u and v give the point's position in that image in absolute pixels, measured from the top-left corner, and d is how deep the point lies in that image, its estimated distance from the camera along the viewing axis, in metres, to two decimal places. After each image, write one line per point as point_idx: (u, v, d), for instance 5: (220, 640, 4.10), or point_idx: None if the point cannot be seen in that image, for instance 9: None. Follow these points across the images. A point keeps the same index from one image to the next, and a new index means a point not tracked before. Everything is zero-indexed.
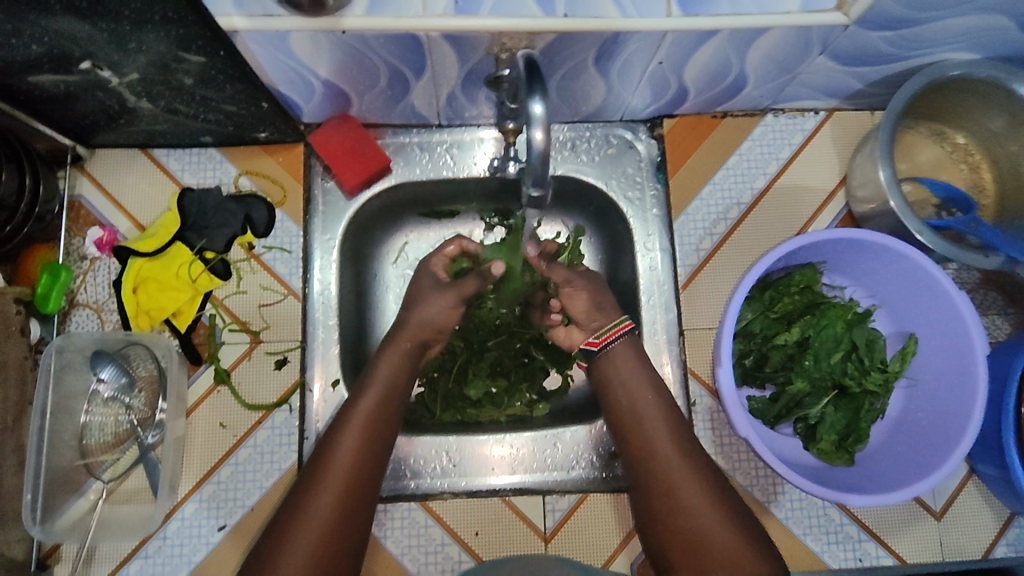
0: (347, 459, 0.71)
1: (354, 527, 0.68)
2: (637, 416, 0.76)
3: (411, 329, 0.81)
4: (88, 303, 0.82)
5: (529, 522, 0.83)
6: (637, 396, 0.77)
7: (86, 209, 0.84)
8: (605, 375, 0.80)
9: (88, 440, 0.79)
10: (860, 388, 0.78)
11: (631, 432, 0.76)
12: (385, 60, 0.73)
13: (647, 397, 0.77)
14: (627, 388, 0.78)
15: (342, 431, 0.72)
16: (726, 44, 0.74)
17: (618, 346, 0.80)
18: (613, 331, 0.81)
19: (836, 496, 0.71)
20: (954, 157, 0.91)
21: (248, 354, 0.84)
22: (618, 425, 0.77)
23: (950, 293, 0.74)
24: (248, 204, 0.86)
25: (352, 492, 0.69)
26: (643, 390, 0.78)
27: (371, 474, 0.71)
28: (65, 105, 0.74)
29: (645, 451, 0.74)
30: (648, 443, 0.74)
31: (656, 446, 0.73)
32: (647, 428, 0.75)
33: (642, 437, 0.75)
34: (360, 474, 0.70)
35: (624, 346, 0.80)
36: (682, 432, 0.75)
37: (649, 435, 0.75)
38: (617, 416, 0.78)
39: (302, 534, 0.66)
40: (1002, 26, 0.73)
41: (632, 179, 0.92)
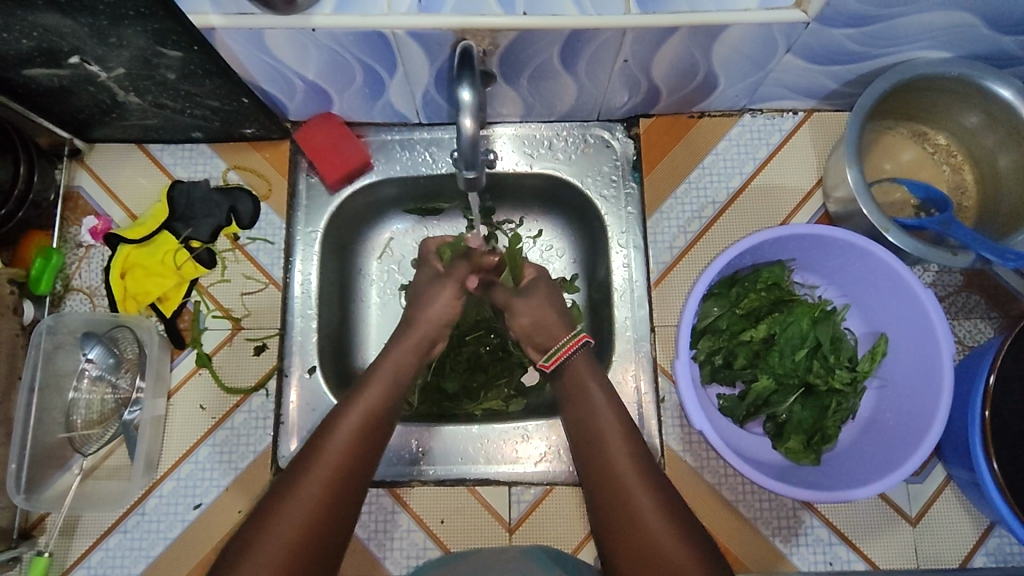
0: (349, 435, 0.71)
1: (348, 505, 0.68)
2: (596, 420, 0.73)
3: None
4: (81, 288, 0.87)
5: (493, 512, 0.83)
6: (595, 401, 0.74)
7: (83, 200, 0.89)
8: (563, 382, 0.78)
9: (75, 417, 0.83)
10: (826, 386, 0.78)
11: (589, 436, 0.72)
12: (358, 58, 0.76)
13: (605, 403, 0.74)
14: (586, 392, 0.76)
15: (347, 409, 0.73)
16: (688, 41, 0.75)
17: (574, 359, 0.78)
18: (568, 345, 0.79)
19: (841, 496, 0.70)
20: (936, 158, 0.89)
21: (228, 340, 0.87)
22: (576, 429, 0.74)
23: (915, 289, 0.73)
24: (234, 196, 0.90)
25: (351, 469, 0.69)
26: (601, 396, 0.75)
27: (370, 456, 0.71)
28: (61, 100, 0.79)
29: (603, 455, 0.70)
30: (608, 447, 0.70)
31: (614, 451, 0.70)
32: (606, 432, 0.72)
33: (601, 442, 0.71)
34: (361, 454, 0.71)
35: (583, 360, 0.78)
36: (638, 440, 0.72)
37: (608, 440, 0.71)
38: (572, 424, 0.75)
39: (298, 504, 0.65)
40: (970, 24, 0.73)
41: (607, 178, 0.93)
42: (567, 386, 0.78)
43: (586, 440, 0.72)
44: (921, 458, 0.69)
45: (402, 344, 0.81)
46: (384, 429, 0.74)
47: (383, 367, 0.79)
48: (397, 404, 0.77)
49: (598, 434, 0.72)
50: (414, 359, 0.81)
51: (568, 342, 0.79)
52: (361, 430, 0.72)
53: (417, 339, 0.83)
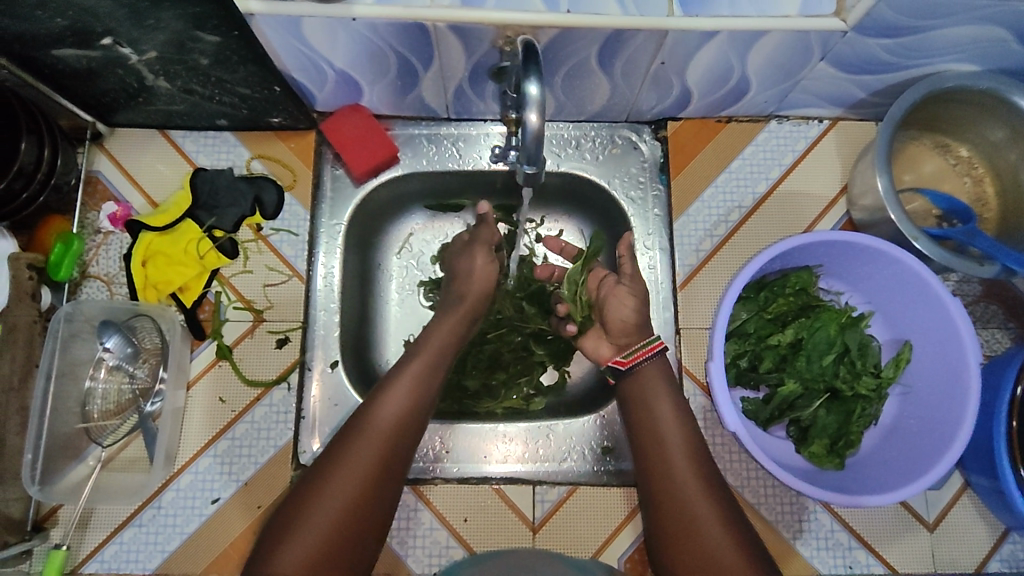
0: (381, 430, 0.71)
1: (378, 503, 0.68)
2: (656, 428, 0.75)
3: None
4: (99, 275, 0.85)
5: (517, 512, 0.83)
6: (657, 406, 0.76)
7: (103, 185, 0.87)
8: (628, 387, 0.79)
9: (90, 407, 0.81)
10: (852, 392, 0.78)
11: (651, 442, 0.75)
12: (395, 49, 0.75)
13: (669, 409, 0.76)
14: (648, 396, 0.77)
15: (381, 404, 0.73)
16: (727, 46, 0.75)
17: (647, 365, 0.78)
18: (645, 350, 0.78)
19: (861, 500, 0.71)
20: (957, 170, 0.91)
21: (250, 332, 0.86)
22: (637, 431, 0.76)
23: (943, 298, 0.74)
24: (259, 185, 0.88)
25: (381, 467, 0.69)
26: (665, 401, 0.77)
27: (401, 453, 0.71)
28: (87, 81, 0.77)
29: (665, 464, 0.73)
30: (668, 455, 0.73)
31: (676, 460, 0.73)
32: (667, 440, 0.74)
33: (663, 451, 0.74)
34: (392, 451, 0.70)
35: (653, 368, 0.78)
36: (700, 448, 0.75)
37: (670, 449, 0.74)
38: (634, 428, 0.77)
39: (328, 502, 0.65)
40: (1002, 38, 0.74)
41: (635, 179, 0.93)
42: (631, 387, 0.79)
43: (648, 445, 0.75)
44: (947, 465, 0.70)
45: (440, 329, 0.81)
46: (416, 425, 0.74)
47: (418, 359, 0.78)
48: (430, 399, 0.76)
49: (659, 444, 0.74)
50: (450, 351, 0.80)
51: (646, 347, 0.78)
52: (394, 428, 0.71)
53: (454, 328, 0.82)
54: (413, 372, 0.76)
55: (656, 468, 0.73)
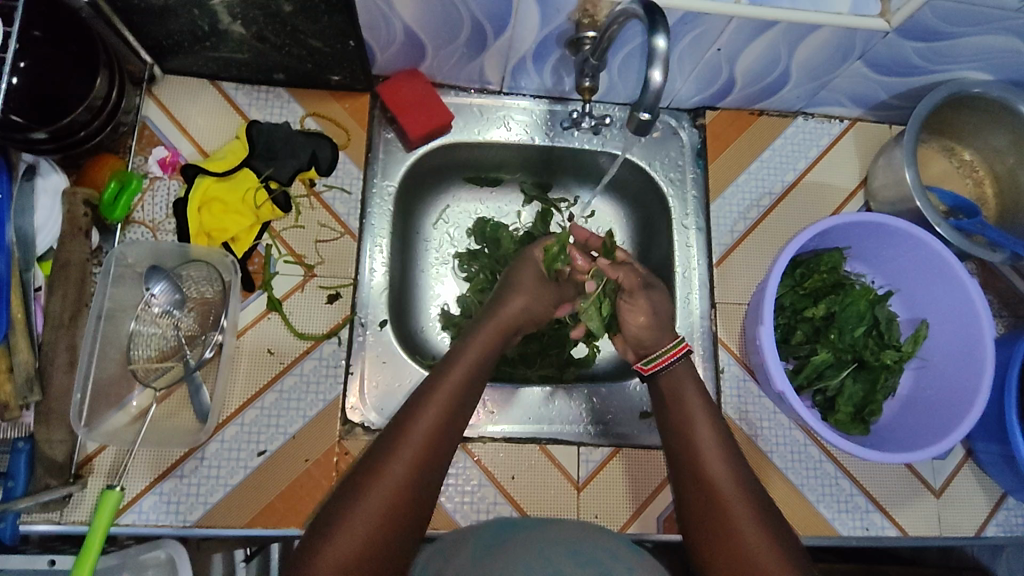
0: (426, 426, 0.67)
1: (422, 499, 0.64)
2: (692, 421, 0.77)
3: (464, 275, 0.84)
4: (144, 222, 0.83)
5: (562, 470, 0.85)
6: (687, 399, 0.79)
7: (150, 130, 0.86)
8: (659, 384, 0.82)
9: (133, 352, 0.79)
10: (878, 362, 0.85)
11: (680, 436, 0.77)
12: (474, 14, 0.78)
13: (698, 403, 0.78)
14: (680, 391, 0.80)
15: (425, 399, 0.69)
16: (780, 38, 0.82)
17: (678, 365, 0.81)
18: (670, 352, 0.82)
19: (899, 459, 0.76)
20: (960, 172, 1.00)
21: (300, 286, 0.85)
22: (671, 428, 0.78)
23: (962, 279, 0.82)
24: (315, 141, 0.88)
25: (426, 462, 0.65)
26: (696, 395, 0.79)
27: (446, 448, 0.68)
28: (160, 20, 0.76)
29: (696, 456, 0.74)
30: (698, 448, 0.75)
31: (704, 451, 0.74)
32: (698, 434, 0.76)
33: (692, 442, 0.75)
34: (438, 446, 0.67)
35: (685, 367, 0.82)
36: (728, 440, 0.76)
37: (697, 441, 0.75)
38: (667, 425, 0.79)
39: (382, 486, 0.63)
40: (1016, 50, 0.84)
41: (674, 162, 0.99)
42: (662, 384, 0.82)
43: (679, 439, 0.77)
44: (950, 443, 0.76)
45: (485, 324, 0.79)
46: (462, 421, 0.70)
47: (463, 357, 0.75)
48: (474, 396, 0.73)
49: (689, 436, 0.76)
50: (492, 346, 0.78)
51: (672, 349, 0.82)
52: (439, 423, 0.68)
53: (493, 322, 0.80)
54: (457, 369, 0.73)
55: (688, 462, 0.75)
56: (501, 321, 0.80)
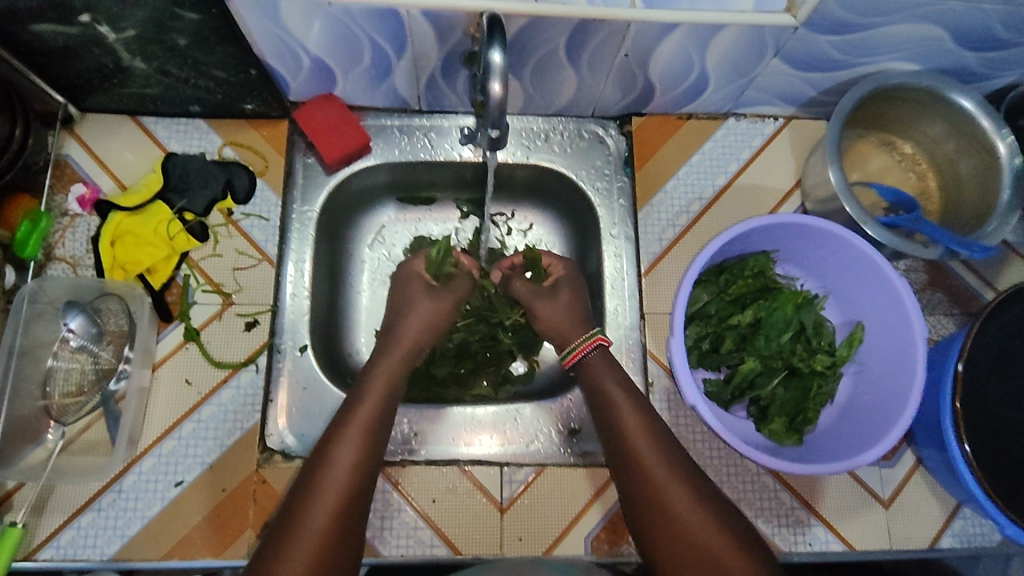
0: (342, 471, 0.68)
1: (347, 544, 0.65)
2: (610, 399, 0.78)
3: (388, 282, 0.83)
4: (65, 258, 0.85)
5: (484, 493, 0.83)
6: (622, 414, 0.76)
7: (71, 168, 0.88)
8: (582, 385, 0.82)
9: (51, 388, 0.80)
10: (809, 369, 0.81)
11: (621, 458, 0.74)
12: (371, 37, 0.78)
13: (634, 419, 0.76)
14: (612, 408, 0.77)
15: (336, 442, 0.70)
16: (687, 40, 0.79)
17: (593, 356, 0.83)
18: (585, 344, 0.83)
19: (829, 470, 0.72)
20: (903, 166, 0.97)
21: (218, 315, 0.85)
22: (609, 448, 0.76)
23: (890, 277, 0.78)
24: (231, 170, 0.89)
25: (345, 508, 0.66)
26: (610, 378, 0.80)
27: (365, 490, 0.69)
28: (63, 60, 0.78)
29: (641, 476, 0.71)
30: (647, 469, 0.71)
31: (653, 470, 0.71)
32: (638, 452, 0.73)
33: (635, 461, 0.72)
34: (356, 488, 0.68)
35: (598, 358, 0.83)
36: (674, 452, 0.73)
37: (641, 459, 0.72)
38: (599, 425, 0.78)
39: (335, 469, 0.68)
40: (937, 37, 0.80)
41: (600, 171, 0.97)
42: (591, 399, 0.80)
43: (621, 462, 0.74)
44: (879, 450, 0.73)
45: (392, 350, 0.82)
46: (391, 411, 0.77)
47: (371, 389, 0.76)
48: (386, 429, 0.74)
49: (632, 455, 0.73)
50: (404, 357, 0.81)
51: (581, 345, 0.83)
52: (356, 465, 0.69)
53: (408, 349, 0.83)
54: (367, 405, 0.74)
55: (634, 483, 0.72)
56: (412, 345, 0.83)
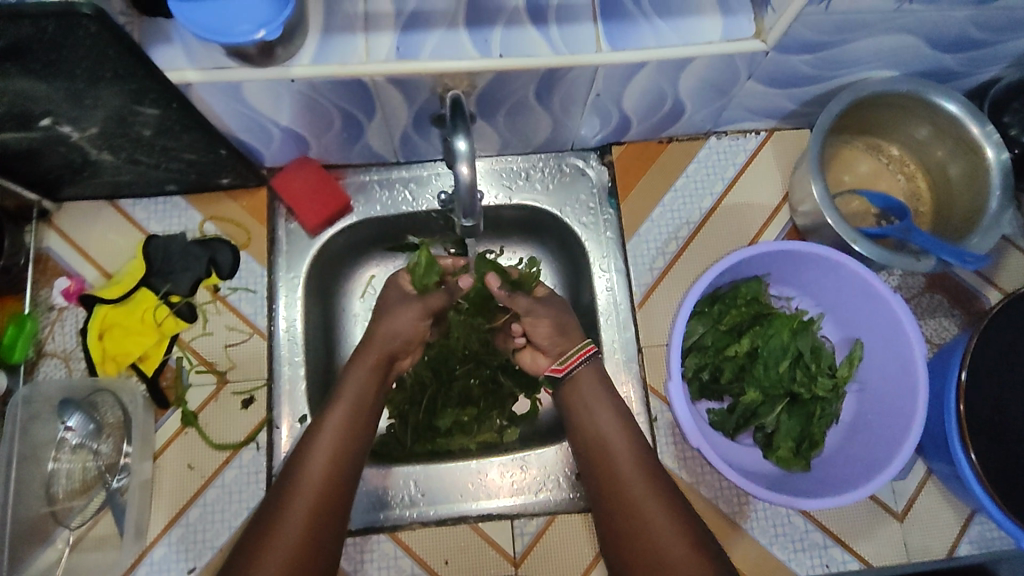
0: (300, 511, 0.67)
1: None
2: (595, 422, 0.78)
3: (378, 344, 0.81)
4: (55, 352, 0.84)
5: (497, 548, 0.84)
6: (609, 438, 0.77)
7: (53, 261, 0.87)
8: (567, 395, 0.82)
9: (55, 488, 0.81)
10: (810, 395, 0.81)
11: (611, 488, 0.74)
12: (338, 105, 0.77)
13: (622, 443, 0.76)
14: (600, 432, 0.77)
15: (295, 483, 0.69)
16: (657, 74, 0.77)
17: (582, 370, 0.81)
18: (574, 356, 0.82)
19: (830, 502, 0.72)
20: (890, 169, 0.96)
21: (214, 395, 0.85)
22: (596, 475, 0.76)
23: (885, 296, 0.78)
24: (213, 247, 0.88)
25: (303, 553, 0.65)
26: (603, 400, 0.80)
27: (327, 530, 0.68)
28: (30, 161, 0.77)
29: (624, 500, 0.72)
30: (636, 500, 0.71)
31: (635, 495, 0.72)
32: (623, 477, 0.73)
33: (619, 486, 0.73)
34: (318, 523, 0.68)
35: (589, 372, 0.81)
36: (659, 477, 0.74)
37: (626, 485, 0.73)
38: (583, 448, 0.78)
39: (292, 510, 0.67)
40: (913, 45, 0.78)
41: (585, 206, 0.95)
42: (575, 419, 0.80)
43: (606, 485, 0.74)
44: (887, 478, 0.72)
45: (359, 361, 0.79)
46: (360, 438, 0.75)
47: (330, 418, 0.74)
48: (353, 462, 0.73)
49: (617, 481, 0.73)
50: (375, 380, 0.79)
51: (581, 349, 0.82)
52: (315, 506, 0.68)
53: (374, 360, 0.80)
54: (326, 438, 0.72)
55: (616, 506, 0.72)
56: (379, 358, 0.80)
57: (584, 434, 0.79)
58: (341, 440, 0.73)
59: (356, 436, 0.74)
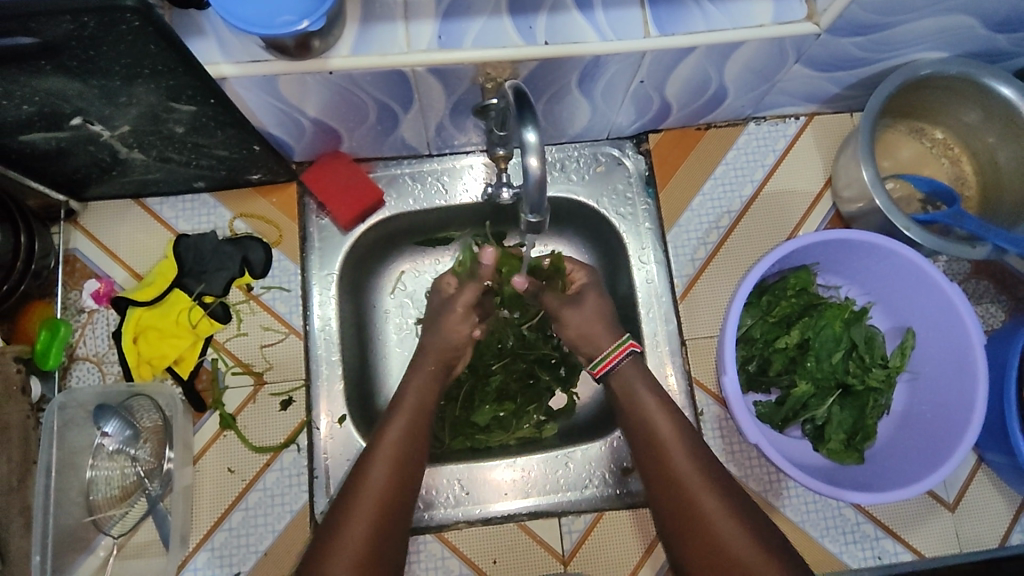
0: (367, 514, 0.66)
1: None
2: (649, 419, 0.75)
3: (435, 351, 0.81)
4: (88, 357, 0.82)
5: (546, 547, 0.83)
6: (663, 434, 0.74)
7: (82, 262, 0.85)
8: (615, 392, 0.79)
9: (94, 495, 0.79)
10: (863, 385, 0.79)
11: (668, 487, 0.70)
12: (374, 97, 0.74)
13: (676, 440, 0.73)
14: (653, 428, 0.74)
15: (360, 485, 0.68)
16: (704, 59, 0.75)
17: (625, 365, 0.79)
18: (615, 353, 0.80)
19: (892, 495, 0.71)
20: (934, 152, 0.93)
21: (252, 397, 0.83)
22: (651, 474, 0.72)
23: (941, 285, 0.76)
24: (245, 245, 0.86)
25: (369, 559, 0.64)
26: (652, 400, 0.77)
27: (391, 534, 0.66)
28: (58, 161, 0.75)
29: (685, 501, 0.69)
30: (698, 500, 0.68)
31: (696, 493, 0.69)
32: (681, 475, 0.70)
33: (680, 489, 0.70)
34: (382, 532, 0.66)
35: (630, 366, 0.79)
36: (721, 479, 0.70)
37: (687, 487, 0.69)
38: (637, 445, 0.75)
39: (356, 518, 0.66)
40: (969, 25, 0.76)
41: (623, 196, 0.93)
42: (627, 416, 0.77)
43: (663, 485, 0.71)
44: (947, 470, 0.72)
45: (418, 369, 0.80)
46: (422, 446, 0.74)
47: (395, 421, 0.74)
48: (416, 465, 0.72)
49: (675, 480, 0.70)
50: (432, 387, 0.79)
51: (612, 353, 0.80)
52: (379, 510, 0.67)
53: (435, 367, 0.81)
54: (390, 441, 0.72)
55: (676, 508, 0.69)
56: (437, 366, 0.81)
57: (637, 431, 0.75)
58: (405, 443, 0.72)
59: (418, 439, 0.74)
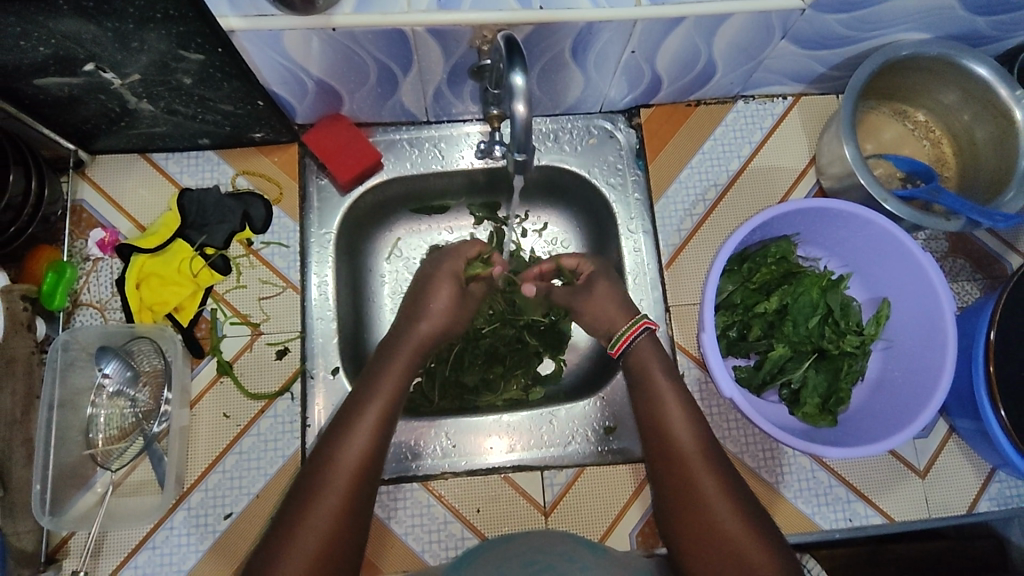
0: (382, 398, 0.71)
1: (356, 534, 0.63)
2: (657, 395, 0.76)
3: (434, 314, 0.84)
4: (91, 302, 0.86)
5: (528, 497, 0.86)
6: (670, 417, 0.74)
7: (87, 213, 0.88)
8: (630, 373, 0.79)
9: (94, 433, 0.82)
10: (838, 350, 0.82)
11: (665, 457, 0.71)
12: (375, 57, 0.77)
13: (684, 424, 0.72)
14: (661, 411, 0.74)
15: (351, 429, 0.67)
16: (693, 31, 0.78)
17: (641, 343, 0.80)
18: (631, 331, 0.81)
19: (860, 451, 0.74)
20: (917, 134, 0.96)
21: (249, 346, 0.86)
22: (650, 446, 0.73)
23: (913, 252, 0.79)
24: (246, 201, 0.89)
25: (355, 502, 0.64)
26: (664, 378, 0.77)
27: (373, 481, 0.66)
28: (69, 109, 0.78)
29: (680, 470, 0.69)
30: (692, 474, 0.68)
31: (696, 475, 0.68)
32: (684, 456, 0.70)
33: (678, 461, 0.70)
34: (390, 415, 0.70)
35: (646, 345, 0.80)
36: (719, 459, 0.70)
37: (686, 459, 0.70)
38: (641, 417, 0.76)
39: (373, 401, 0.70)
40: (948, 7, 0.78)
41: (613, 167, 0.96)
42: (638, 396, 0.77)
43: (664, 465, 0.70)
44: (913, 430, 0.75)
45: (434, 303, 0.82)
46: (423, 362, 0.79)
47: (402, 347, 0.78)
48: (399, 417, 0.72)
49: (680, 468, 0.69)
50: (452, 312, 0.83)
51: (628, 331, 0.81)
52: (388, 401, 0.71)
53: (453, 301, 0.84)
54: (385, 390, 0.72)
55: (674, 478, 0.69)
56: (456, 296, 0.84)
57: (647, 411, 0.75)
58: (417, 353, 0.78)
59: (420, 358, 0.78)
